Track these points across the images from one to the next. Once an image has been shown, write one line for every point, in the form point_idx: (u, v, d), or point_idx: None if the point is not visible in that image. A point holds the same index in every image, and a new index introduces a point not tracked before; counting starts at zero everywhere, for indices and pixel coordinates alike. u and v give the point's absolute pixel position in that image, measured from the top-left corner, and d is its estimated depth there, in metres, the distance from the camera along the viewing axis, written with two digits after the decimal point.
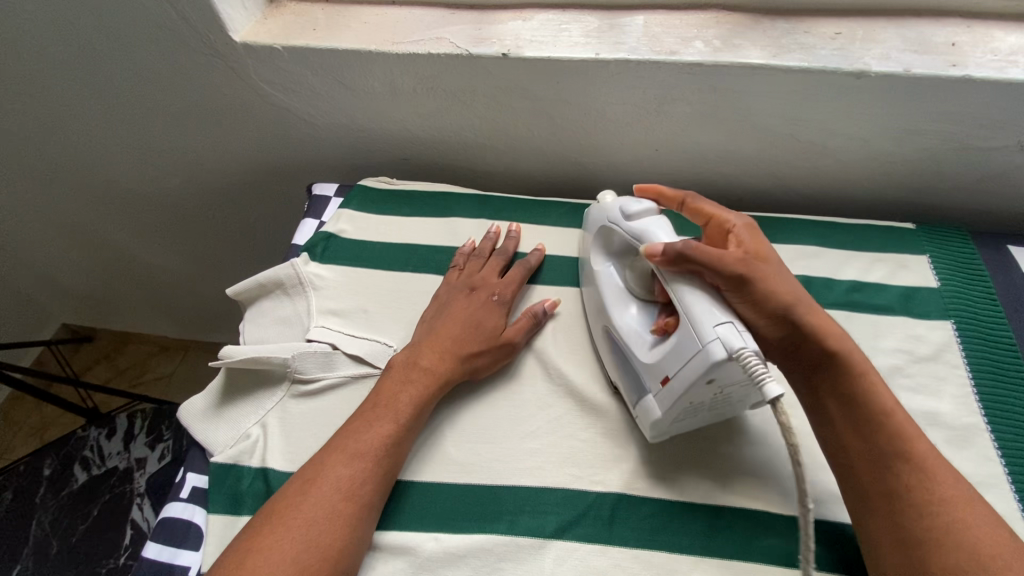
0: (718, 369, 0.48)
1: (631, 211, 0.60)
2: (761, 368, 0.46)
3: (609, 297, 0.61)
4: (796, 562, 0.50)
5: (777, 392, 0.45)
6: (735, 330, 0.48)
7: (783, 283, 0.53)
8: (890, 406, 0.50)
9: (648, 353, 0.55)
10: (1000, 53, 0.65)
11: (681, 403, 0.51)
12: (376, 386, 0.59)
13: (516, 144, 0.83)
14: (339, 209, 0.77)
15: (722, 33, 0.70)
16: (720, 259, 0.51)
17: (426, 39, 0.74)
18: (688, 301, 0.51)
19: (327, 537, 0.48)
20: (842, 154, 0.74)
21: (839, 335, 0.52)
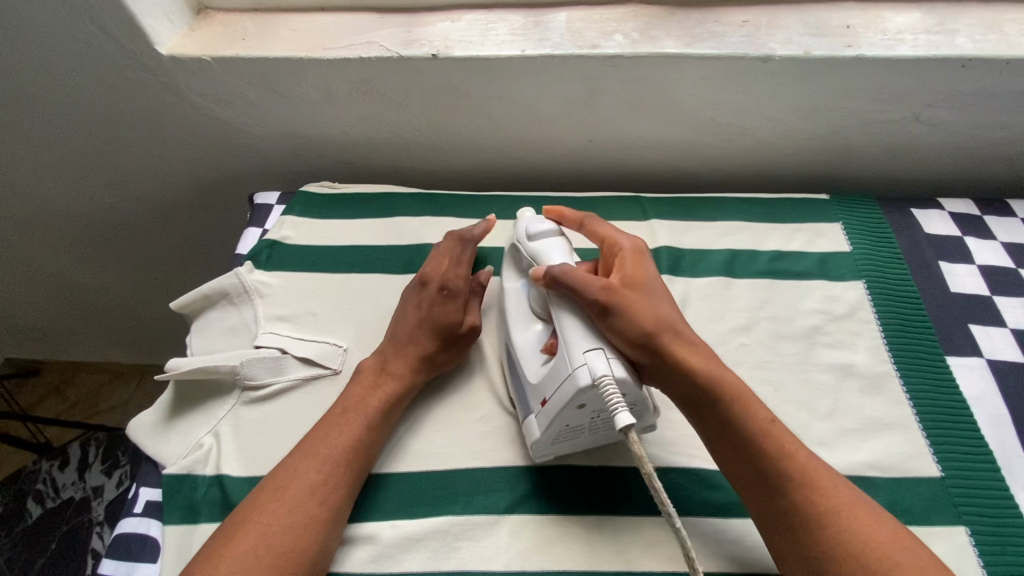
0: (583, 395, 0.50)
1: (534, 231, 0.64)
2: (614, 395, 0.49)
3: (510, 313, 0.63)
4: (731, 511, 0.54)
5: (626, 420, 0.47)
6: (605, 357, 0.51)
7: (646, 306, 0.55)
8: (777, 433, 0.50)
9: (536, 374, 0.57)
10: (890, 33, 0.71)
11: (558, 424, 0.53)
12: (344, 394, 0.59)
13: (455, 142, 0.85)
14: (282, 215, 0.77)
15: (640, 25, 0.74)
16: (585, 284, 0.55)
17: (357, 43, 0.75)
18: (568, 327, 0.54)
19: (298, 539, 0.49)
20: (760, 134, 0.80)
21: (704, 359, 0.54)
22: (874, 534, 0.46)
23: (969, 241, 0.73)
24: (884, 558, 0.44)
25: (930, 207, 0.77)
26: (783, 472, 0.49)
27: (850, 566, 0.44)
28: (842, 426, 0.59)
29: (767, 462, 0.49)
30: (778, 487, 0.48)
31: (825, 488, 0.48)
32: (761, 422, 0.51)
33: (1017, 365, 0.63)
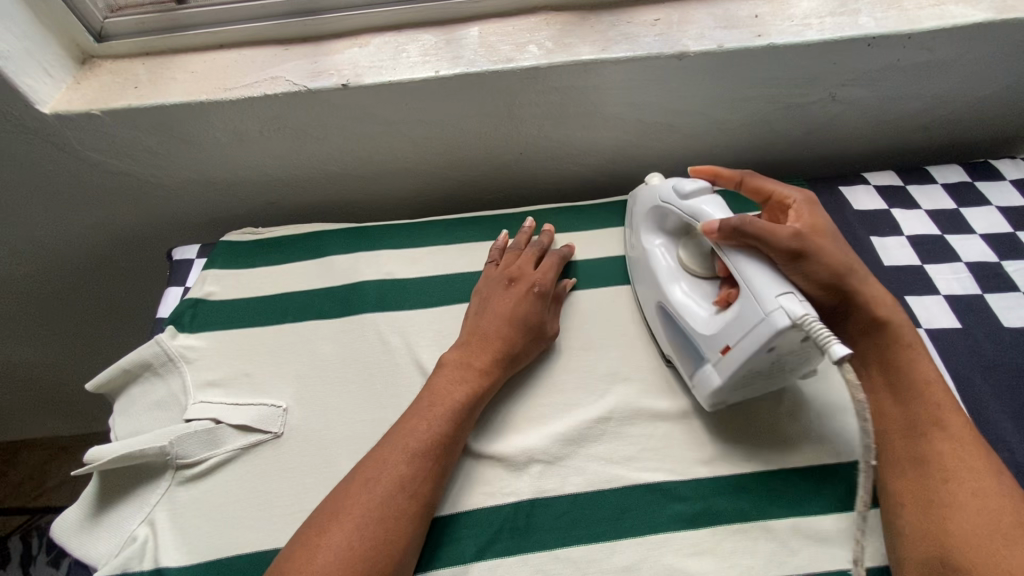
0: (782, 336, 0.48)
1: (686, 192, 0.60)
2: (822, 330, 0.47)
3: (659, 270, 0.63)
4: (702, 521, 0.53)
5: (844, 352, 0.45)
6: (797, 298, 0.49)
7: (836, 251, 0.55)
8: (930, 384, 0.52)
9: (709, 325, 0.55)
10: (796, 19, 0.72)
11: (743, 370, 0.52)
12: (431, 383, 0.58)
13: (383, 170, 0.82)
14: (204, 270, 0.72)
15: (553, 33, 0.72)
16: (773, 235, 0.52)
17: (260, 81, 0.71)
18: (744, 272, 0.52)
19: (388, 534, 0.48)
20: (687, 129, 0.80)
21: (889, 304, 0.56)
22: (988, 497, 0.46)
23: (896, 213, 0.75)
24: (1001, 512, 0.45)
25: (856, 182, 0.79)
26: (921, 420, 0.51)
27: (966, 510, 0.46)
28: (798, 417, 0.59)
29: (921, 403, 0.52)
30: (925, 429, 0.50)
31: (960, 441, 0.49)
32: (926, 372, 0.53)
33: (953, 332, 0.64)
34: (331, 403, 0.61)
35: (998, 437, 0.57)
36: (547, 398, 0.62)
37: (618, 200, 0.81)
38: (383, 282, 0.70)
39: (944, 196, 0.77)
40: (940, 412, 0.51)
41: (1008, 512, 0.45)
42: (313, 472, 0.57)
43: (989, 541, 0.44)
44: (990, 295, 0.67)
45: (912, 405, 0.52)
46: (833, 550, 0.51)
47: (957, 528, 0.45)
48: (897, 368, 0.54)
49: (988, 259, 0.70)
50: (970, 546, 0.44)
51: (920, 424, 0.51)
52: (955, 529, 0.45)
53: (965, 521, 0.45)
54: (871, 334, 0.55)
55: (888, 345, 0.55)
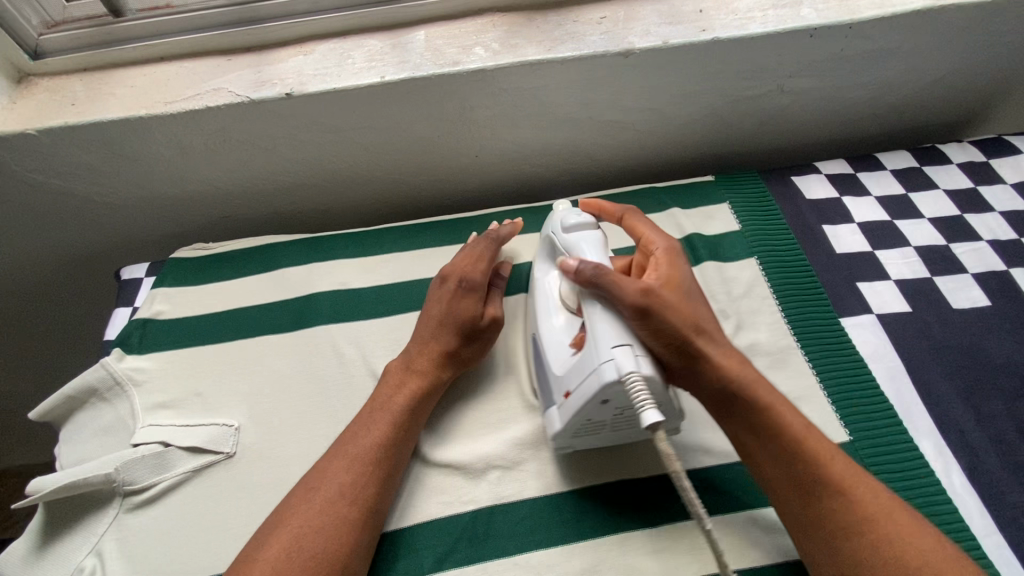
0: (611, 389, 0.48)
1: (568, 225, 0.60)
2: (642, 392, 0.46)
3: (541, 303, 0.60)
4: (660, 518, 0.53)
5: (655, 419, 0.44)
6: (631, 354, 0.48)
7: (683, 309, 0.52)
8: (806, 438, 0.49)
9: (560, 365, 0.54)
10: (739, 12, 0.72)
11: (579, 419, 0.51)
12: (375, 392, 0.59)
13: (337, 179, 0.80)
14: (152, 289, 0.70)
15: (500, 35, 0.72)
16: (621, 285, 0.51)
17: (203, 93, 0.69)
18: (592, 318, 0.51)
19: (329, 544, 0.47)
20: (640, 126, 0.80)
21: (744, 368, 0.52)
22: (902, 544, 0.44)
23: (847, 201, 0.76)
24: (912, 558, 0.44)
25: (808, 172, 0.80)
26: (809, 479, 0.48)
27: (879, 567, 0.44)
28: None
29: (795, 464, 0.48)
30: (814, 489, 0.47)
31: (858, 490, 0.47)
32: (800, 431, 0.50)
33: (904, 315, 0.65)
34: (285, 419, 0.60)
35: (949, 418, 0.58)
36: (505, 403, 0.61)
37: (575, 200, 0.81)
38: (337, 293, 0.69)
39: (894, 182, 0.78)
40: (815, 471, 0.48)
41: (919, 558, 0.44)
42: (267, 491, 0.56)
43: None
44: (939, 278, 0.68)
45: (794, 468, 0.48)
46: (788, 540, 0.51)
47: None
48: (773, 432, 0.50)
49: (937, 243, 0.71)
50: None
51: (802, 490, 0.48)
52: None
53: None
54: (734, 401, 0.51)
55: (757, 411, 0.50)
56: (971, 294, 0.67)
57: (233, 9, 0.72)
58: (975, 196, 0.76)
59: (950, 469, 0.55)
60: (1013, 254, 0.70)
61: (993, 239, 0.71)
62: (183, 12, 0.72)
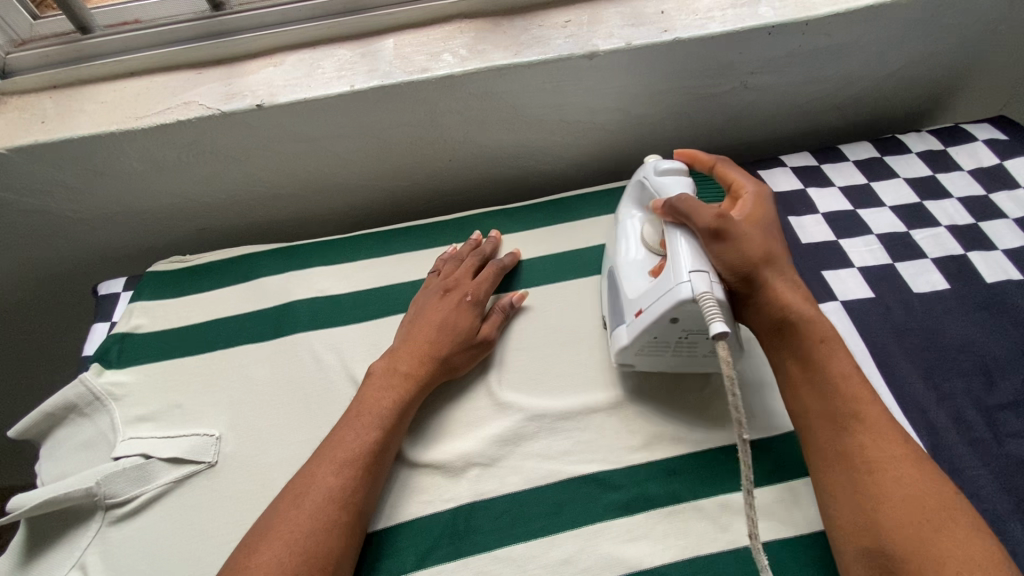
0: (683, 307, 0.51)
1: (663, 168, 0.62)
2: (712, 308, 0.49)
3: (623, 239, 0.63)
4: (636, 506, 0.55)
5: (720, 330, 0.47)
6: (708, 279, 0.51)
7: (760, 239, 0.56)
8: (845, 379, 0.52)
9: (634, 290, 0.58)
10: (700, 13, 0.74)
11: (646, 336, 0.55)
12: (359, 394, 0.59)
13: (312, 188, 0.81)
14: (130, 303, 0.71)
15: (468, 41, 0.73)
16: (698, 212, 0.55)
17: (174, 106, 0.70)
18: (675, 245, 0.55)
19: (318, 547, 0.48)
20: (609, 126, 0.82)
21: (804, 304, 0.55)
22: (919, 486, 0.46)
23: (812, 192, 0.78)
24: (928, 498, 0.45)
25: (774, 165, 0.82)
26: (843, 413, 0.50)
27: (895, 505, 0.45)
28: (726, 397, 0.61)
29: (840, 400, 0.51)
30: (848, 423, 0.50)
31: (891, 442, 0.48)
32: (846, 368, 0.52)
33: (867, 301, 0.68)
34: (266, 427, 0.61)
35: (912, 398, 0.60)
36: (483, 401, 0.62)
37: (548, 200, 0.83)
38: (315, 301, 0.70)
39: (856, 172, 0.81)
40: (857, 414, 0.50)
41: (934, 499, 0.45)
42: (249, 498, 0.56)
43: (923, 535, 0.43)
44: (900, 264, 0.71)
45: (825, 399, 0.51)
46: (760, 522, 0.53)
47: (891, 521, 0.45)
48: (818, 364, 0.53)
49: (897, 230, 0.74)
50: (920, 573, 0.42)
51: (841, 426, 0.50)
52: (889, 521, 0.45)
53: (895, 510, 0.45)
54: (796, 333, 0.54)
55: (806, 346, 0.53)
56: (930, 278, 0.69)
57: (202, 23, 0.73)
58: (934, 183, 0.79)
59: None
60: (970, 238, 0.72)
61: (951, 224, 0.74)
62: (151, 28, 0.72)
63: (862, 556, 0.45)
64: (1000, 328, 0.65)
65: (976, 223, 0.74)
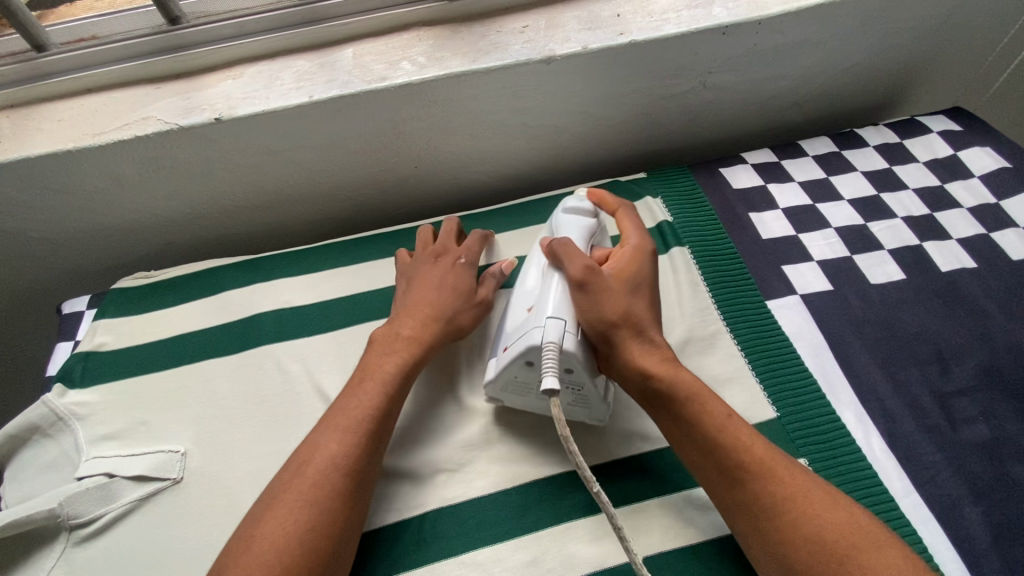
0: (535, 350, 0.53)
1: (567, 206, 0.65)
2: (552, 360, 0.51)
3: (528, 264, 0.64)
4: (600, 506, 0.55)
5: (551, 384, 0.50)
6: (562, 328, 0.53)
7: (620, 296, 0.56)
8: (727, 427, 0.51)
9: (509, 328, 0.60)
10: (655, 14, 0.75)
11: (509, 372, 0.56)
12: (364, 362, 0.59)
13: (278, 199, 0.81)
14: (94, 321, 0.70)
15: (426, 48, 0.73)
16: (570, 261, 0.57)
17: (131, 122, 0.69)
18: (547, 291, 0.57)
19: (323, 514, 0.48)
20: (572, 129, 0.82)
21: (671, 364, 0.55)
22: (820, 519, 0.46)
23: (772, 188, 0.80)
24: (831, 532, 0.45)
25: (735, 162, 0.83)
26: (724, 461, 0.50)
27: (801, 546, 0.45)
28: None
29: (716, 450, 0.50)
30: (733, 471, 0.49)
31: (778, 472, 0.49)
32: (717, 417, 0.52)
33: (825, 294, 0.69)
34: (231, 441, 0.61)
35: (868, 388, 0.62)
36: (449, 407, 0.63)
37: (514, 204, 0.84)
38: (281, 312, 0.70)
39: (815, 167, 0.82)
40: (749, 459, 0.49)
41: (829, 529, 0.45)
42: (215, 513, 0.56)
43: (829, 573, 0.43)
44: (857, 256, 0.72)
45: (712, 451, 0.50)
46: (721, 516, 0.54)
47: (795, 559, 0.45)
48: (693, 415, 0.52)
49: (855, 223, 0.75)
50: None
51: (725, 474, 0.50)
52: (795, 559, 0.45)
53: (803, 550, 0.45)
54: (664, 392, 0.53)
55: (678, 403, 0.53)
56: (887, 269, 0.71)
57: (158, 38, 0.72)
58: (891, 176, 0.80)
59: (870, 435, 0.58)
60: (926, 229, 0.74)
61: (907, 215, 0.75)
62: (107, 44, 0.72)
63: None
64: (955, 316, 0.66)
65: (931, 213, 0.75)
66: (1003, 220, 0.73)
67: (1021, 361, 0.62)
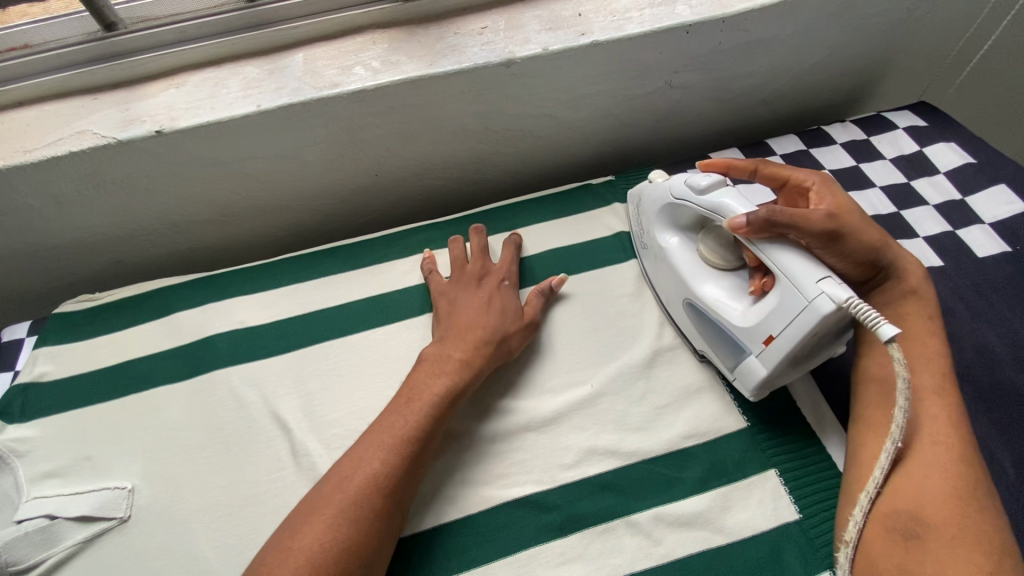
0: (829, 321, 0.49)
1: (702, 186, 0.59)
2: (869, 312, 0.47)
3: (680, 265, 0.63)
4: (571, 527, 0.54)
5: (893, 332, 0.46)
6: (837, 282, 0.49)
7: (868, 230, 0.57)
8: (933, 357, 0.55)
9: (746, 317, 0.56)
10: (617, 13, 0.73)
11: (787, 362, 0.53)
12: (411, 380, 0.58)
13: (233, 212, 0.78)
14: (35, 350, 0.66)
15: (381, 52, 0.70)
16: (809, 221, 0.53)
17: (66, 136, 0.65)
18: (784, 263, 0.52)
19: (362, 532, 0.47)
20: (538, 133, 0.80)
21: (916, 276, 0.60)
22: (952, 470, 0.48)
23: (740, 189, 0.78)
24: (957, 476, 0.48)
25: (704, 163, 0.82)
26: (927, 386, 0.54)
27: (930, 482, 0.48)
28: (656, 405, 0.61)
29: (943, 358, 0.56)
30: (926, 394, 0.53)
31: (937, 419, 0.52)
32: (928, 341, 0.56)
33: None
34: (184, 474, 0.58)
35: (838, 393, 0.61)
36: None
37: (480, 211, 0.81)
38: (236, 334, 0.67)
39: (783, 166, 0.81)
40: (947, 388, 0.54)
41: (962, 470, 0.48)
42: (165, 552, 0.53)
43: (959, 508, 0.46)
44: None
45: (921, 375, 0.54)
46: (693, 533, 0.53)
47: (929, 497, 0.47)
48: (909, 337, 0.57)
49: None
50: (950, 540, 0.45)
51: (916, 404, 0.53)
52: (925, 494, 0.47)
53: (934, 485, 0.47)
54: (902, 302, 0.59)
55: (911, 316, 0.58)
56: None
57: (94, 45, 0.68)
58: (859, 174, 0.80)
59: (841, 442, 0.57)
60: (894, 227, 0.73)
61: (875, 214, 0.75)
62: (37, 53, 0.67)
63: (889, 526, 0.47)
64: None
65: (899, 212, 0.75)
66: (968, 217, 0.73)
67: (989, 362, 0.62)
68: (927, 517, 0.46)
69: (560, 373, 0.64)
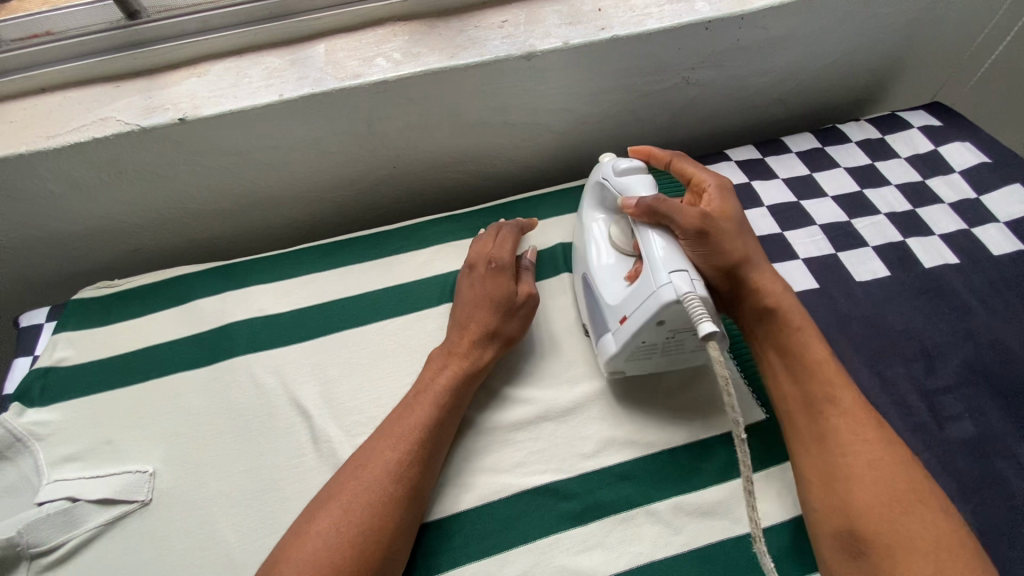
0: (669, 309, 0.51)
1: (622, 168, 0.62)
2: (698, 308, 0.48)
3: (588, 241, 0.64)
4: (592, 515, 0.54)
5: (709, 330, 0.46)
6: (687, 278, 0.51)
7: (736, 240, 0.59)
8: (818, 366, 0.55)
9: (614, 295, 0.58)
10: (637, 9, 0.73)
11: (635, 341, 0.55)
12: (418, 377, 0.58)
13: (248, 202, 0.78)
14: (54, 335, 0.67)
15: (402, 44, 0.71)
16: (680, 212, 0.57)
17: (88, 123, 0.65)
18: (650, 246, 0.55)
19: (383, 521, 0.47)
20: (554, 127, 0.81)
21: (779, 292, 0.59)
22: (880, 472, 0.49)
23: (756, 184, 0.79)
24: (886, 481, 0.48)
25: (718, 160, 0.82)
26: (820, 396, 0.54)
27: (864, 487, 0.48)
28: (673, 396, 0.61)
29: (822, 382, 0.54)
30: (821, 405, 0.53)
31: (837, 427, 0.52)
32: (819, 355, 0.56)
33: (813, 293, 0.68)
34: (204, 459, 0.58)
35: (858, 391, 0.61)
36: None
37: (496, 204, 0.82)
38: (255, 321, 0.67)
39: (799, 164, 0.81)
40: (833, 397, 0.53)
41: (885, 473, 0.49)
42: (187, 536, 0.53)
43: (896, 509, 0.47)
44: (842, 253, 0.72)
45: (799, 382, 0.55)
46: (712, 523, 0.53)
47: (861, 503, 0.48)
48: (789, 349, 0.57)
49: (839, 219, 0.75)
50: (896, 542, 0.45)
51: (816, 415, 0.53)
52: (859, 497, 0.48)
53: (863, 492, 0.48)
54: (766, 317, 0.58)
55: (778, 330, 0.58)
56: (872, 266, 0.70)
57: (118, 33, 0.68)
58: (873, 172, 0.80)
59: None
60: (908, 225, 0.74)
61: (890, 212, 0.75)
62: (62, 40, 0.68)
63: (832, 536, 0.48)
64: (940, 313, 0.66)
65: (913, 209, 0.76)
66: (983, 215, 0.74)
67: (1005, 358, 0.62)
68: (861, 532, 0.47)
69: (577, 364, 0.64)
